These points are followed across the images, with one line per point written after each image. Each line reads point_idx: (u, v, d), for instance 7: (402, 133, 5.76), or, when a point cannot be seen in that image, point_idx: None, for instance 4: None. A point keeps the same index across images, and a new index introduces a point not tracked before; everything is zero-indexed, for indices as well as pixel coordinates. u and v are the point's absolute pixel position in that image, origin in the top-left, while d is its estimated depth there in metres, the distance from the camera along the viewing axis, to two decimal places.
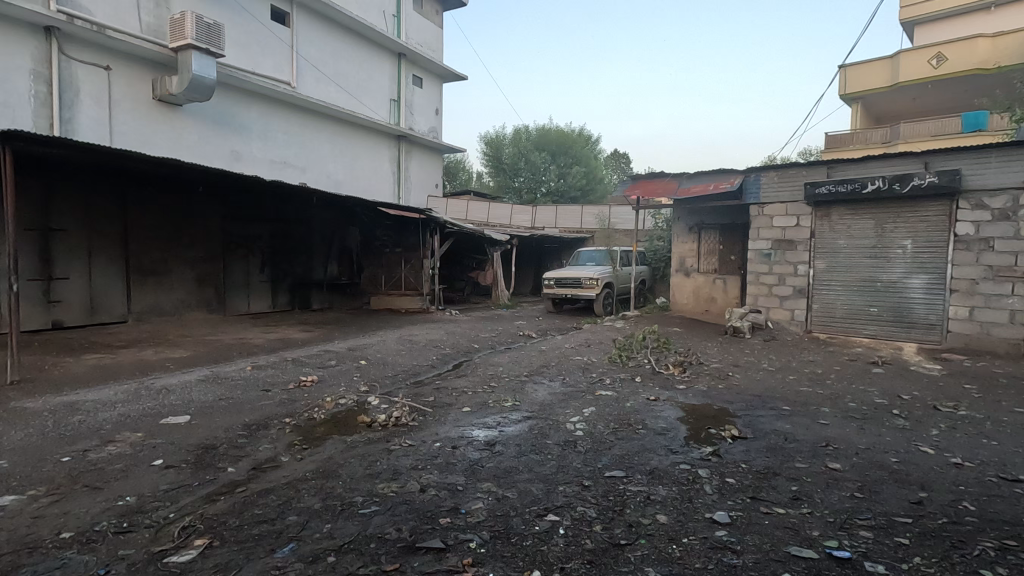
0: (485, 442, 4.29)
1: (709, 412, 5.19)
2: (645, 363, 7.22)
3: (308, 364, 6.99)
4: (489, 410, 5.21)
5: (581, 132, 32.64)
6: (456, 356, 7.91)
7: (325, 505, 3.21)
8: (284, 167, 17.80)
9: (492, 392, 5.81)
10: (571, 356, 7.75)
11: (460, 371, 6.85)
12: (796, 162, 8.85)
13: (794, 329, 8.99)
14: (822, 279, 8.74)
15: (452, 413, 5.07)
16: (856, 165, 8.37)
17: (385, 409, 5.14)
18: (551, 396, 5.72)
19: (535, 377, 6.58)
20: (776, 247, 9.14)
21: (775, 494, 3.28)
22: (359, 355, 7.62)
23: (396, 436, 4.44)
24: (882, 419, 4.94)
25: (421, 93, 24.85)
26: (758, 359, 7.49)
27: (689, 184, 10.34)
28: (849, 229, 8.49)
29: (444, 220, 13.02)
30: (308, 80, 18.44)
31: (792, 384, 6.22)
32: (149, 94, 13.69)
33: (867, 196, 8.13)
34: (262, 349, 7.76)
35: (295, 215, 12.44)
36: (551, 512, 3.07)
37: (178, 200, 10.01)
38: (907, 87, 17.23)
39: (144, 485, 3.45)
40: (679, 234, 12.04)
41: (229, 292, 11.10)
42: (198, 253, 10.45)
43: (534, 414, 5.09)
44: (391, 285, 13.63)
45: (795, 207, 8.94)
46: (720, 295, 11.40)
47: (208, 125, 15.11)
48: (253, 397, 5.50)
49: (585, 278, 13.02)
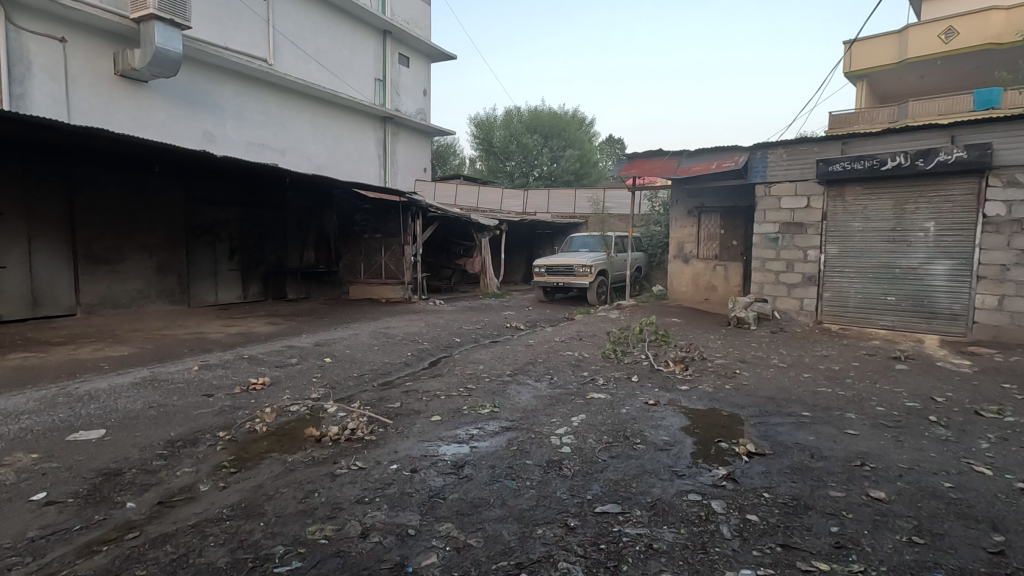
0: (453, 463, 3.56)
1: (716, 420, 4.49)
2: (642, 359, 6.51)
3: (266, 363, 6.24)
4: (462, 419, 4.48)
5: (574, 114, 31.71)
6: (434, 352, 7.17)
7: (233, 560, 2.47)
8: (262, 149, 16.87)
9: (467, 395, 5.07)
10: (561, 351, 7.03)
11: (435, 371, 6.11)
12: (807, 137, 8.09)
13: (803, 319, 8.29)
14: (834, 265, 8.04)
15: (419, 424, 4.33)
16: (875, 139, 7.59)
17: (339, 420, 4.40)
18: (535, 401, 4.99)
19: (520, 376, 5.84)
20: (784, 231, 8.42)
21: (812, 540, 2.57)
22: (324, 352, 6.86)
23: (346, 455, 3.71)
24: (918, 427, 4.23)
25: (407, 72, 23.83)
26: (766, 354, 6.79)
27: (690, 163, 9.51)
28: (865, 210, 7.76)
29: (427, 204, 12.20)
30: (287, 58, 17.48)
31: (808, 384, 5.52)
32: (111, 69, 12.73)
33: (886, 173, 7.38)
34: (217, 346, 6.98)
35: (267, 198, 11.60)
36: (525, 572, 2.35)
37: (133, 181, 9.17)
38: (915, 64, 16.44)
39: (6, 534, 2.68)
40: (678, 218, 11.31)
41: (193, 281, 10.30)
42: (158, 239, 9.62)
43: (515, 424, 4.35)
44: (371, 273, 12.80)
45: (806, 187, 8.19)
46: (720, 283, 10.72)
47: (177, 103, 14.18)
48: (189, 404, 4.73)
49: (577, 265, 12.26)
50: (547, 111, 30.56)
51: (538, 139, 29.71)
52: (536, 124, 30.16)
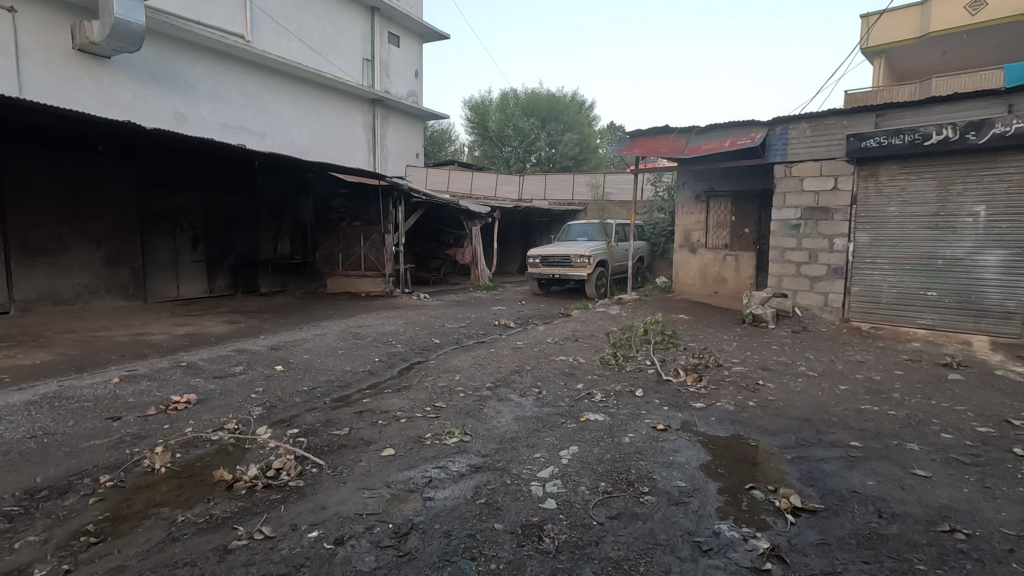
0: (395, 529, 2.62)
1: (741, 453, 3.56)
2: (647, 366, 5.55)
3: (204, 372, 5.31)
4: (422, 453, 3.53)
5: (573, 97, 30.58)
6: (406, 357, 6.22)
7: None
8: (240, 132, 15.81)
9: (434, 418, 4.13)
10: (553, 356, 6.08)
11: (403, 382, 5.18)
12: (835, 109, 7.13)
13: (828, 317, 7.33)
14: (864, 254, 7.06)
15: (365, 462, 3.40)
16: (916, 110, 6.58)
17: (264, 457, 3.47)
18: (516, 425, 4.03)
19: (502, 389, 4.90)
20: (807, 217, 7.47)
21: None
22: (277, 358, 5.91)
23: (255, 515, 2.77)
24: (1006, 466, 3.28)
25: (397, 53, 22.66)
26: (791, 360, 5.84)
27: (699, 141, 8.49)
28: (902, 192, 6.77)
29: (410, 188, 11.20)
30: (265, 34, 16.35)
31: (847, 400, 4.58)
32: (68, 43, 11.66)
33: (931, 149, 6.36)
34: (155, 350, 6.03)
35: (235, 182, 10.61)
36: None
37: (76, 162, 8.16)
38: (938, 38, 15.34)
39: None
40: (684, 203, 10.34)
41: (150, 274, 9.37)
42: (109, 228, 8.65)
43: (488, 459, 3.42)
44: (350, 264, 11.82)
45: (832, 166, 7.23)
46: (731, 275, 9.78)
47: (144, 81, 13.12)
48: (83, 433, 3.79)
49: (574, 255, 11.29)
50: (544, 94, 29.35)
51: (535, 123, 28.59)
52: (534, 107, 29.05)
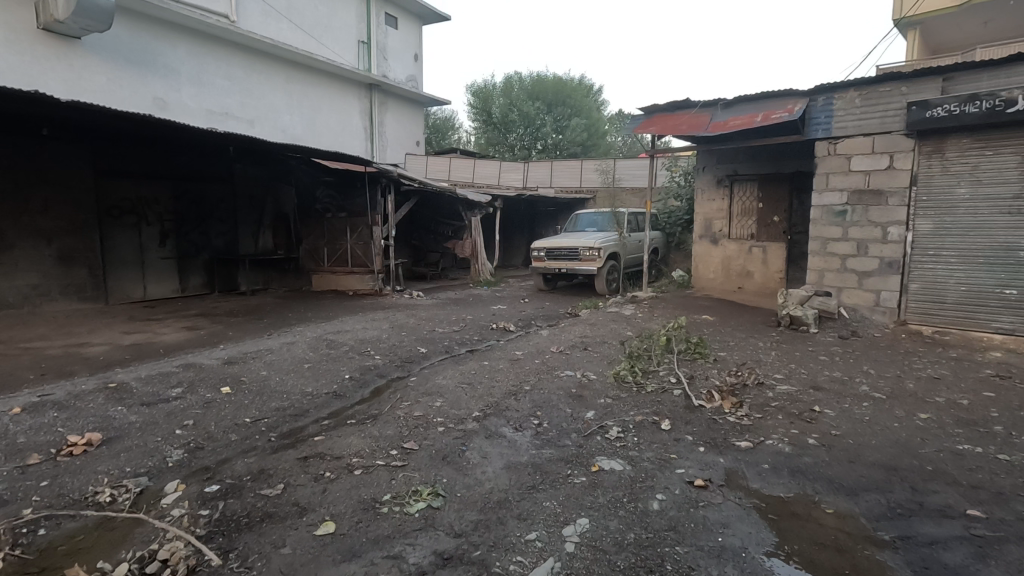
0: None
1: (816, 528, 2.55)
2: (672, 386, 4.53)
3: (132, 396, 4.36)
4: (372, 528, 2.56)
5: (580, 81, 29.33)
6: (382, 373, 5.23)
7: None
8: (226, 118, 14.82)
9: (399, 468, 3.15)
10: (558, 371, 5.07)
11: (371, 409, 4.19)
12: (891, 73, 6.05)
13: (880, 319, 6.25)
14: (925, 245, 5.97)
15: (291, 546, 2.42)
16: (996, 71, 5.47)
17: (153, 537, 2.51)
18: (506, 479, 3.04)
19: (492, 420, 3.91)
20: (855, 202, 6.38)
21: None
22: (228, 375, 4.95)
23: None
24: None
25: (395, 35, 21.53)
26: (847, 376, 4.79)
27: (726, 116, 7.38)
28: (974, 171, 5.67)
29: (400, 175, 10.18)
30: (251, 14, 15.32)
31: (937, 437, 3.53)
32: (33, 22, 10.54)
33: (1015, 118, 5.26)
34: (86, 367, 5.08)
35: (208, 170, 9.67)
36: None
37: (21, 147, 7.24)
38: (981, 5, 13.98)
39: None
40: (705, 189, 9.24)
41: (113, 273, 8.50)
42: (63, 222, 7.74)
43: (462, 543, 2.43)
44: (336, 260, 10.84)
45: (886, 140, 6.14)
46: (758, 269, 8.73)
47: (118, 63, 12.11)
48: None
49: (582, 248, 10.24)
50: (550, 79, 28.19)
51: (541, 108, 27.36)
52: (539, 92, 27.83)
